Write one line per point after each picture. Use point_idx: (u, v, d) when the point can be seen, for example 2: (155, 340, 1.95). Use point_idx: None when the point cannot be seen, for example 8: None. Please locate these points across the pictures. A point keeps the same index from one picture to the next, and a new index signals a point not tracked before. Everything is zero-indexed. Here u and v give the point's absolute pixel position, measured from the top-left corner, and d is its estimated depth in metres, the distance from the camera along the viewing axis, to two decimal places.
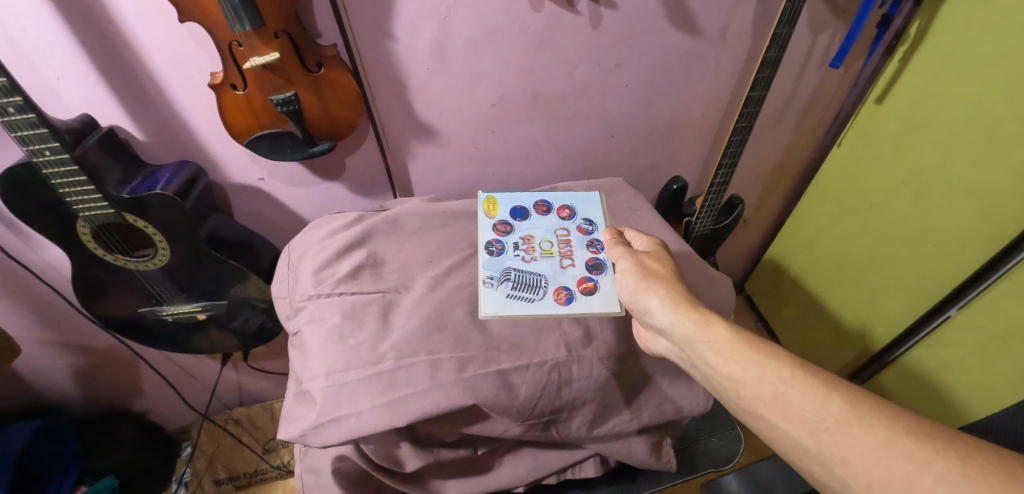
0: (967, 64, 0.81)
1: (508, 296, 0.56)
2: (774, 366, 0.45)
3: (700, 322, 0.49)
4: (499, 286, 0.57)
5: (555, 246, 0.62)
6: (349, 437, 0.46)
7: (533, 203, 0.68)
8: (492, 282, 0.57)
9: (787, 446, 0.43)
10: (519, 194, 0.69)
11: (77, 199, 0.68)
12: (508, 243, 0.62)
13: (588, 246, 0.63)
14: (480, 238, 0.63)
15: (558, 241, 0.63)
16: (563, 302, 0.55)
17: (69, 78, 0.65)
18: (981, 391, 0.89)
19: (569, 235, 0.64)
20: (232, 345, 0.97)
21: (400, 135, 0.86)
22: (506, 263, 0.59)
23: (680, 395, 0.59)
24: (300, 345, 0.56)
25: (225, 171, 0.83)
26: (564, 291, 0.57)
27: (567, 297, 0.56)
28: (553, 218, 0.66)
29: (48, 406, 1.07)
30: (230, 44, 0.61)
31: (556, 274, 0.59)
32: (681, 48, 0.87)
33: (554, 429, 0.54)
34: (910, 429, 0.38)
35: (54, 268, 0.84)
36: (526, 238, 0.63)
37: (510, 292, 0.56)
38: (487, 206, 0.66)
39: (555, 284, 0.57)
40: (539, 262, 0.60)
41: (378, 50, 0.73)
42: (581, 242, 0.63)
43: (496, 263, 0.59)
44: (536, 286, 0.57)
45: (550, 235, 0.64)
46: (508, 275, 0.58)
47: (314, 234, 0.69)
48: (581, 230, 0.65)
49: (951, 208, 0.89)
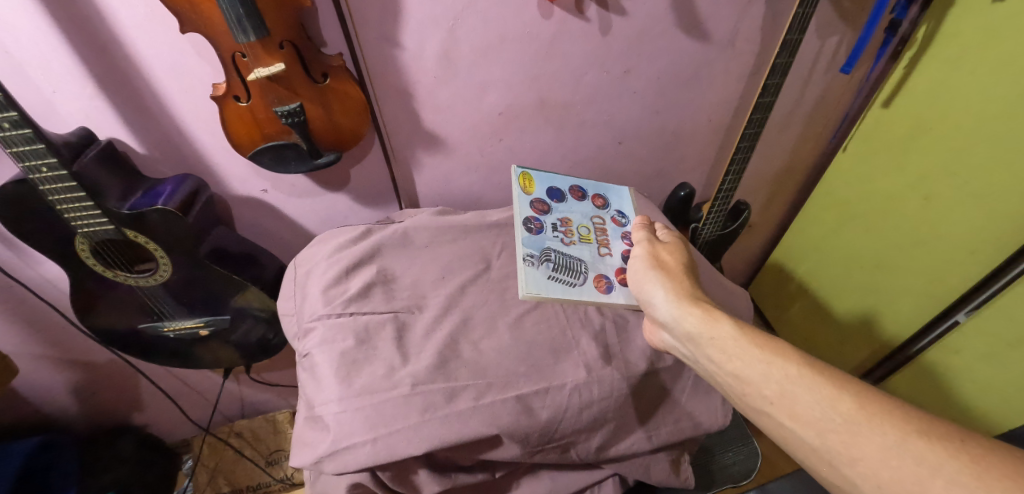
0: (976, 67, 0.80)
1: (550, 277, 0.58)
2: (780, 364, 0.42)
3: (704, 317, 0.48)
4: (540, 266, 0.58)
5: (591, 233, 0.66)
6: (365, 465, 0.45)
7: (569, 187, 0.70)
8: (532, 260, 0.59)
9: (795, 446, 0.41)
10: (554, 176, 0.72)
11: (75, 216, 0.66)
12: (546, 222, 0.64)
13: (622, 236, 0.66)
14: (518, 212, 0.64)
15: (593, 228, 0.66)
16: (603, 291, 0.58)
17: (66, 91, 0.63)
18: (995, 397, 0.89)
19: (604, 224, 0.67)
20: (234, 358, 0.95)
21: (406, 145, 0.84)
22: (547, 244, 0.61)
23: (698, 410, 0.57)
24: (310, 367, 0.54)
25: (228, 184, 0.81)
26: (604, 280, 0.60)
27: (608, 287, 0.59)
28: (589, 204, 0.69)
29: (45, 422, 1.05)
30: (233, 54, 0.59)
31: (595, 261, 0.62)
32: (690, 54, 0.85)
33: (573, 452, 0.52)
34: (923, 430, 0.35)
35: (52, 284, 0.82)
36: (565, 220, 0.65)
37: (551, 274, 0.58)
38: (526, 183, 0.67)
39: (594, 271, 0.60)
40: (578, 248, 0.63)
41: (385, 60, 0.72)
42: (616, 231, 0.67)
43: (537, 242, 0.61)
44: (577, 271, 0.59)
45: (586, 221, 0.67)
46: (550, 257, 0.60)
47: (321, 249, 0.67)
48: (615, 221, 0.68)
49: (959, 212, 0.88)
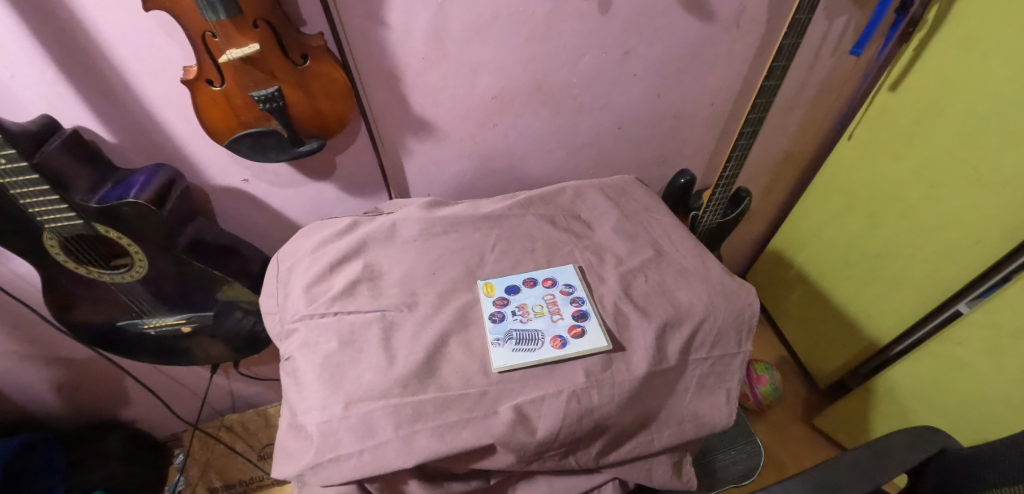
0: (988, 51, 0.76)
1: (510, 352, 0.51)
2: None
3: None
4: (499, 344, 0.52)
5: (543, 300, 0.57)
6: (351, 478, 0.42)
7: (523, 257, 0.63)
8: (491, 339, 0.52)
9: None
10: (509, 241, 0.64)
11: (41, 210, 0.62)
12: (501, 300, 0.57)
13: (574, 295, 0.57)
14: (478, 305, 0.57)
15: (545, 295, 0.58)
16: (559, 348, 0.51)
17: (24, 75, 0.58)
18: (990, 391, 0.85)
19: (555, 284, 0.59)
20: (221, 354, 0.92)
21: (395, 130, 0.80)
22: (505, 325, 0.54)
23: (702, 409, 0.53)
24: (292, 372, 0.51)
25: (205, 173, 0.76)
26: (559, 337, 0.52)
27: (563, 342, 0.52)
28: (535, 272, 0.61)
29: (29, 420, 1.02)
30: (203, 34, 0.54)
31: (550, 326, 0.54)
32: (692, 35, 0.81)
33: (572, 458, 0.49)
34: None
35: (26, 281, 0.78)
36: (515, 291, 0.58)
37: (510, 349, 0.51)
38: (486, 288, 0.58)
39: (549, 333, 0.53)
40: (533, 322, 0.55)
41: (369, 40, 0.67)
42: (566, 298, 0.57)
43: (498, 327, 0.54)
44: (533, 339, 0.52)
45: (538, 289, 0.58)
46: (510, 334, 0.53)
47: (304, 243, 0.63)
48: (567, 280, 0.59)
49: (965, 202, 0.86)
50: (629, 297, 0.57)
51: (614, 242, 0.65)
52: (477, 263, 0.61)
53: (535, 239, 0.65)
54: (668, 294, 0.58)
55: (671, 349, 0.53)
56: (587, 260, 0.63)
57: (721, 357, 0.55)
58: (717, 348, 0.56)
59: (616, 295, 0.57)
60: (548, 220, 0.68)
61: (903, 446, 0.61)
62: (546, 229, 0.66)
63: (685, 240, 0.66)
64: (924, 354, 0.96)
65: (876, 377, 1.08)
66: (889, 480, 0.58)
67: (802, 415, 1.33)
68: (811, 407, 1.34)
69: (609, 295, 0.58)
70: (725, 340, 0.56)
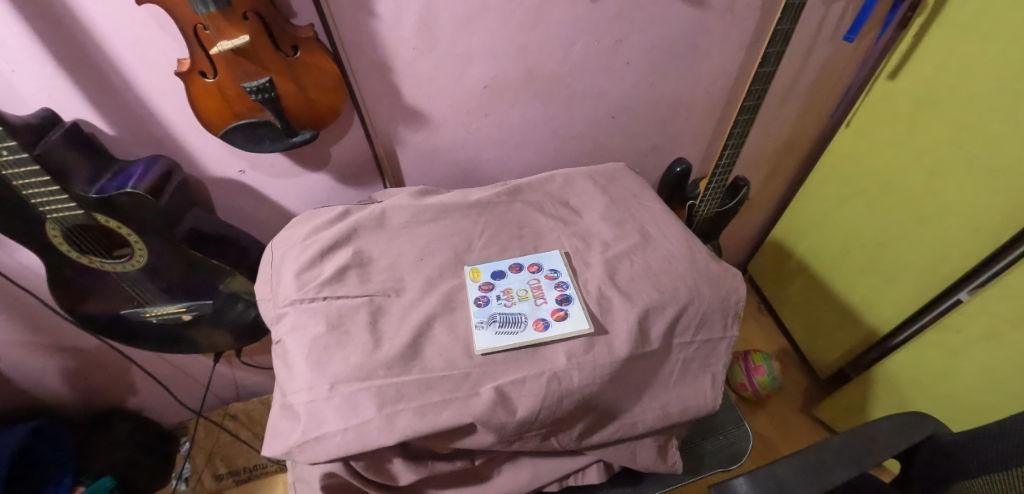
0: (991, 35, 0.74)
1: (494, 335, 0.52)
2: None
3: None
4: (483, 327, 0.53)
5: (528, 287, 0.58)
6: (336, 456, 0.44)
7: (510, 243, 0.64)
8: (475, 323, 0.53)
9: None
10: (498, 228, 0.65)
11: (43, 201, 0.64)
12: (487, 287, 0.57)
13: (558, 282, 0.58)
14: (464, 291, 0.57)
15: (531, 282, 0.58)
16: (541, 330, 0.52)
17: (24, 70, 0.60)
18: (989, 379, 0.85)
19: (541, 272, 0.59)
20: (222, 342, 0.94)
21: (387, 120, 0.81)
22: (489, 309, 0.55)
23: (686, 393, 0.53)
24: (283, 355, 0.52)
25: (202, 164, 0.78)
26: (542, 319, 0.53)
27: (545, 324, 0.53)
28: (521, 259, 0.61)
29: (40, 408, 1.05)
30: (194, 27, 0.55)
31: (533, 309, 0.55)
32: (686, 22, 0.81)
33: (554, 439, 0.50)
34: None
35: (32, 271, 0.81)
36: (501, 277, 0.59)
37: (494, 332, 0.52)
38: (473, 273, 0.59)
39: (532, 317, 0.54)
40: (517, 305, 0.56)
41: (360, 30, 0.68)
42: (551, 283, 0.58)
43: (482, 311, 0.54)
44: (516, 322, 0.53)
45: (523, 276, 0.59)
46: (493, 317, 0.54)
47: (298, 231, 0.64)
48: (553, 270, 0.59)
49: (966, 189, 0.85)
50: (613, 281, 0.58)
51: (601, 228, 0.66)
52: (464, 251, 0.62)
53: (523, 226, 0.66)
54: (653, 278, 0.58)
55: (655, 333, 0.54)
56: (574, 247, 0.63)
57: (706, 341, 0.56)
58: (702, 332, 0.56)
59: (600, 280, 0.58)
60: (537, 207, 0.68)
61: (890, 432, 0.61)
62: (534, 215, 0.67)
63: (672, 226, 0.66)
64: (923, 342, 0.95)
65: (874, 366, 1.07)
66: (876, 465, 0.58)
67: (801, 405, 1.32)
68: (810, 397, 1.34)
69: (594, 280, 0.58)
70: (711, 324, 0.57)
